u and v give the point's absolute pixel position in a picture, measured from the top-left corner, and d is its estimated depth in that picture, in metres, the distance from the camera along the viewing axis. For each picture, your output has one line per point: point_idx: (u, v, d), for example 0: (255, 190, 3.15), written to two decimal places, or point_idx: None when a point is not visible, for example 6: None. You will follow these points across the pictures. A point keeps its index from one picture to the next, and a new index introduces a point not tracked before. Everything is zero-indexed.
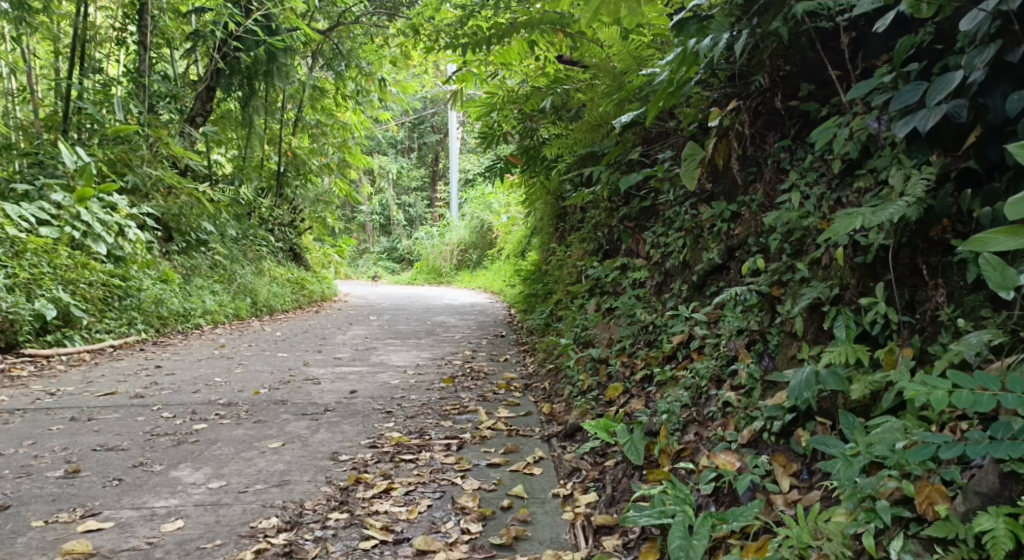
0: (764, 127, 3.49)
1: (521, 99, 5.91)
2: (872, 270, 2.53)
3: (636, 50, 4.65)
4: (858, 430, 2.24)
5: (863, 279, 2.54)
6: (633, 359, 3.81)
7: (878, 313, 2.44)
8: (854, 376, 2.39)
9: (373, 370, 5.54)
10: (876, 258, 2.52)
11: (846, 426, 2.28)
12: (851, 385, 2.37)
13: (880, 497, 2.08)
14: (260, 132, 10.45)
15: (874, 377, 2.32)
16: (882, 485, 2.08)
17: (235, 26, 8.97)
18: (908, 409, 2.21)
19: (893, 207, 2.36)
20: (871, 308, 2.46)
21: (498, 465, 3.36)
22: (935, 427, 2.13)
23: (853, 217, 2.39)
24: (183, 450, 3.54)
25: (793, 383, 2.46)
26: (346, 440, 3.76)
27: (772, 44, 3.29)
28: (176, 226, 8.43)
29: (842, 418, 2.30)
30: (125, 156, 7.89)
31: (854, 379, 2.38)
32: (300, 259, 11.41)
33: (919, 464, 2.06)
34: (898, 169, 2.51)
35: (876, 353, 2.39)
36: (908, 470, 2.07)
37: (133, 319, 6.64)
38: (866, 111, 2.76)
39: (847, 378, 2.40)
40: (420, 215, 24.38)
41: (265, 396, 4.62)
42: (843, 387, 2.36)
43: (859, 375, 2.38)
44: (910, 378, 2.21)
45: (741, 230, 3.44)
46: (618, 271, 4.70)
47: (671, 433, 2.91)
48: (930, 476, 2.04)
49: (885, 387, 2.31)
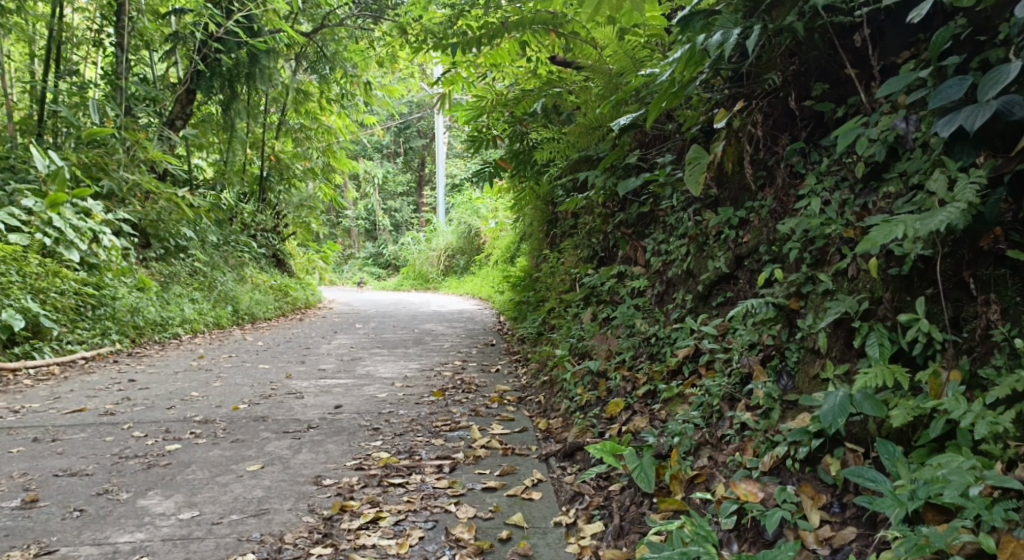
0: (775, 129, 3.28)
1: (511, 102, 5.67)
2: (909, 282, 2.35)
3: (632, 51, 4.45)
4: (901, 463, 2.08)
5: (899, 292, 2.36)
6: (635, 373, 3.59)
7: (920, 331, 2.24)
8: (891, 400, 2.21)
9: (358, 382, 5.29)
10: (913, 269, 2.34)
11: (885, 456, 2.12)
12: (888, 410, 2.19)
13: (952, 552, 1.87)
14: (242, 136, 10.16)
15: (916, 404, 2.15)
16: (955, 538, 1.88)
17: (215, 27, 8.72)
18: (962, 442, 2.04)
19: (942, 213, 2.14)
20: (912, 324, 2.27)
21: (493, 489, 3.13)
22: (1002, 466, 1.97)
23: (894, 226, 2.19)
24: (153, 475, 3.29)
25: (824, 407, 2.26)
26: (329, 461, 3.51)
27: (784, 41, 3.08)
28: (154, 232, 8.19)
29: (881, 447, 2.14)
30: (101, 160, 7.62)
31: (891, 403, 2.20)
32: (284, 265, 11.13)
33: (1001, 514, 1.88)
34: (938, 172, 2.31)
35: (918, 377, 2.21)
36: (982, 520, 1.89)
37: (107, 329, 6.36)
38: (893, 111, 2.57)
39: (883, 401, 2.22)
40: (405, 220, 24.11)
41: (244, 412, 4.36)
42: (880, 413, 2.18)
43: (897, 399, 2.20)
44: (966, 409, 2.06)
45: (751, 237, 3.24)
46: (615, 279, 4.49)
47: (683, 457, 2.70)
48: (1012, 528, 1.86)
49: (930, 415, 2.14)
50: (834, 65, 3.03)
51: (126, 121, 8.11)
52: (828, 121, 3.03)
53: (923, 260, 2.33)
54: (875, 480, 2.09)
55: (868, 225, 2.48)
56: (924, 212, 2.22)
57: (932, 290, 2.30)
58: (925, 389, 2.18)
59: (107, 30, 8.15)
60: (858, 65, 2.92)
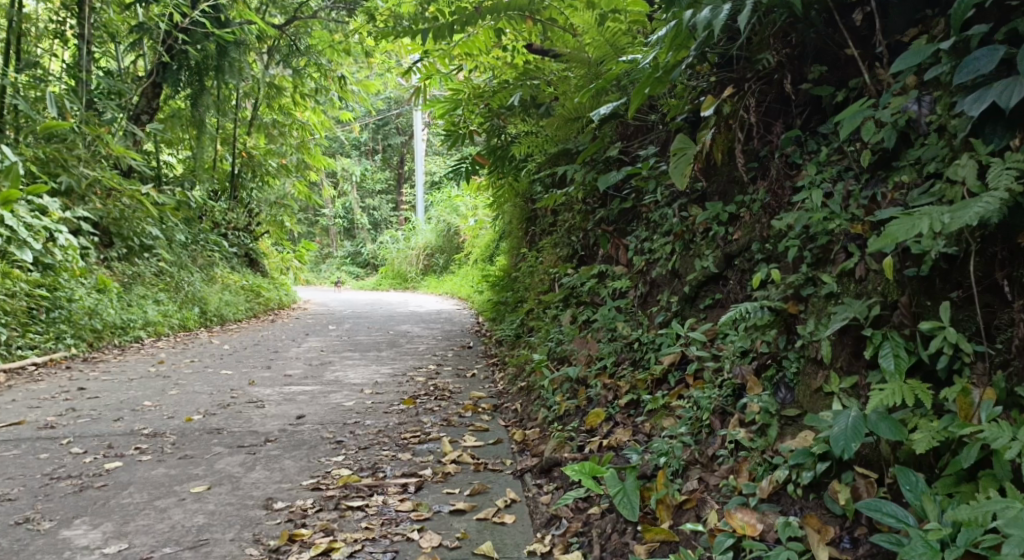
0: (767, 115, 3.02)
1: (487, 95, 5.30)
2: (930, 285, 2.08)
3: (612, 37, 4.11)
4: (927, 497, 1.85)
5: (918, 295, 2.10)
6: (616, 381, 3.32)
7: (946, 342, 1.98)
8: (911, 421, 1.96)
9: (325, 389, 4.97)
10: (934, 269, 2.09)
11: (907, 487, 1.88)
12: (908, 432, 1.94)
13: None
14: (212, 131, 9.74)
15: (941, 427, 1.90)
16: None
17: (181, 17, 8.27)
18: (999, 474, 1.79)
19: (977, 204, 1.88)
20: (936, 334, 2.01)
21: (462, 512, 2.84)
22: None
23: (918, 220, 1.94)
24: (85, 500, 2.97)
25: (834, 431, 2.01)
26: (284, 480, 3.20)
27: (779, 18, 2.82)
28: (117, 230, 7.72)
29: (901, 477, 1.89)
30: (60, 156, 7.12)
31: (912, 424, 1.95)
32: (256, 265, 10.73)
33: None
34: (966, 158, 2.06)
35: (944, 396, 1.95)
36: None
37: (61, 333, 6.00)
38: (904, 91, 2.32)
39: (901, 422, 1.98)
40: (384, 218, 23.75)
41: (197, 424, 4.03)
42: (899, 436, 1.93)
43: (918, 420, 1.95)
44: (1006, 436, 1.80)
45: (743, 234, 2.97)
46: (595, 279, 4.21)
47: (671, 479, 2.43)
48: None
49: (959, 440, 1.89)
50: (832, 45, 2.77)
51: (87, 116, 7.62)
52: (826, 107, 2.79)
53: (945, 259, 2.07)
54: (897, 516, 1.85)
55: (880, 219, 2.22)
56: (953, 204, 1.96)
57: (959, 293, 2.04)
58: (953, 409, 1.93)
59: (70, 21, 7.74)
60: (860, 44, 2.67)
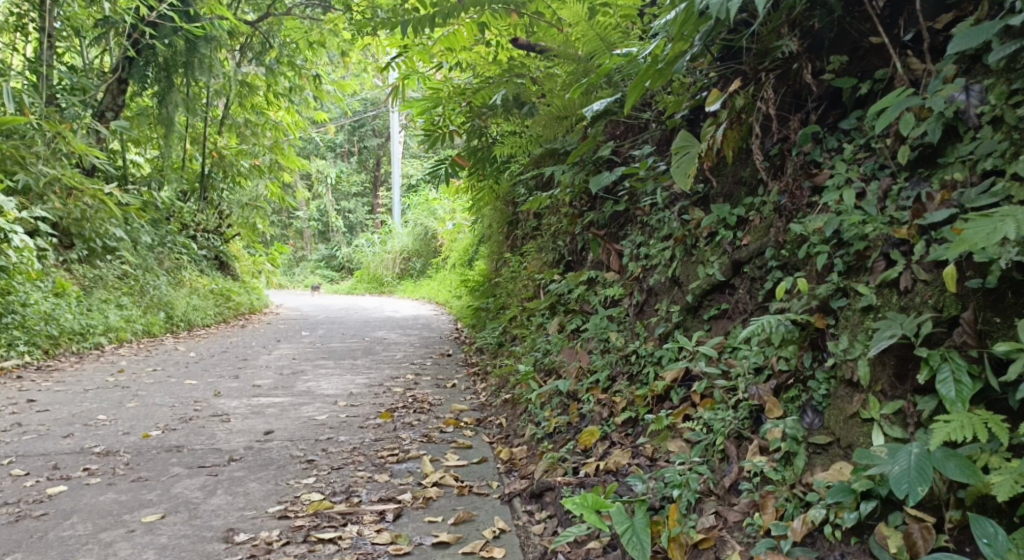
0: (783, 109, 2.74)
1: (468, 92, 4.95)
2: (998, 298, 1.88)
3: (602, 31, 3.82)
4: (1010, 552, 1.68)
5: (983, 310, 1.90)
6: (612, 397, 3.06)
7: None
8: (983, 460, 1.78)
9: (295, 402, 4.62)
10: (1001, 281, 1.89)
11: (985, 540, 1.71)
12: (980, 474, 1.76)
13: None
14: (181, 131, 9.30)
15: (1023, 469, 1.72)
16: None
17: (148, 10, 7.73)
18: None
19: None
20: (1013, 357, 1.80)
21: (446, 544, 2.55)
22: None
23: (1002, 220, 1.77)
24: (19, 532, 2.69)
25: (891, 473, 1.82)
26: (247, 506, 2.89)
27: (795, 3, 2.58)
28: (78, 231, 7.32)
29: (977, 528, 1.73)
30: (16, 152, 6.68)
31: (984, 464, 1.77)
32: (227, 268, 10.30)
33: None
34: None
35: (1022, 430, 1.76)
36: None
37: (14, 339, 5.61)
38: (950, 79, 2.12)
39: (969, 459, 1.79)
40: (360, 221, 23.33)
41: (155, 441, 3.69)
42: (971, 479, 1.75)
43: (994, 458, 1.76)
44: None
45: (753, 239, 2.72)
46: (585, 286, 3.93)
47: (684, 515, 2.19)
48: None
49: None
50: (853, 33, 2.54)
51: (46, 111, 7.13)
52: (846, 101, 2.54)
53: (1017, 269, 1.87)
54: None
55: (938, 223, 2.02)
56: None
57: None
58: None
59: (33, 14, 7.36)
60: (887, 31, 2.44)
